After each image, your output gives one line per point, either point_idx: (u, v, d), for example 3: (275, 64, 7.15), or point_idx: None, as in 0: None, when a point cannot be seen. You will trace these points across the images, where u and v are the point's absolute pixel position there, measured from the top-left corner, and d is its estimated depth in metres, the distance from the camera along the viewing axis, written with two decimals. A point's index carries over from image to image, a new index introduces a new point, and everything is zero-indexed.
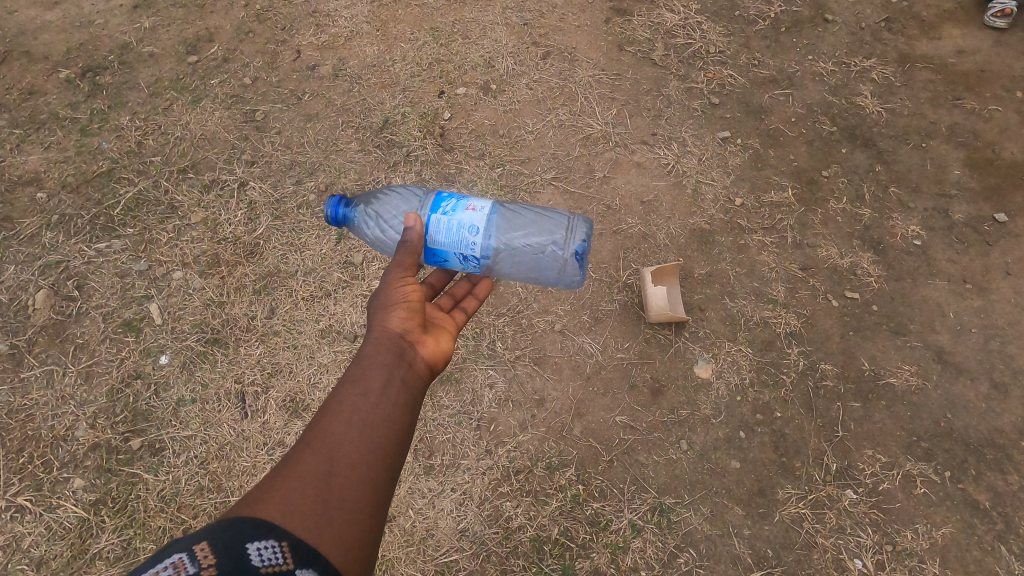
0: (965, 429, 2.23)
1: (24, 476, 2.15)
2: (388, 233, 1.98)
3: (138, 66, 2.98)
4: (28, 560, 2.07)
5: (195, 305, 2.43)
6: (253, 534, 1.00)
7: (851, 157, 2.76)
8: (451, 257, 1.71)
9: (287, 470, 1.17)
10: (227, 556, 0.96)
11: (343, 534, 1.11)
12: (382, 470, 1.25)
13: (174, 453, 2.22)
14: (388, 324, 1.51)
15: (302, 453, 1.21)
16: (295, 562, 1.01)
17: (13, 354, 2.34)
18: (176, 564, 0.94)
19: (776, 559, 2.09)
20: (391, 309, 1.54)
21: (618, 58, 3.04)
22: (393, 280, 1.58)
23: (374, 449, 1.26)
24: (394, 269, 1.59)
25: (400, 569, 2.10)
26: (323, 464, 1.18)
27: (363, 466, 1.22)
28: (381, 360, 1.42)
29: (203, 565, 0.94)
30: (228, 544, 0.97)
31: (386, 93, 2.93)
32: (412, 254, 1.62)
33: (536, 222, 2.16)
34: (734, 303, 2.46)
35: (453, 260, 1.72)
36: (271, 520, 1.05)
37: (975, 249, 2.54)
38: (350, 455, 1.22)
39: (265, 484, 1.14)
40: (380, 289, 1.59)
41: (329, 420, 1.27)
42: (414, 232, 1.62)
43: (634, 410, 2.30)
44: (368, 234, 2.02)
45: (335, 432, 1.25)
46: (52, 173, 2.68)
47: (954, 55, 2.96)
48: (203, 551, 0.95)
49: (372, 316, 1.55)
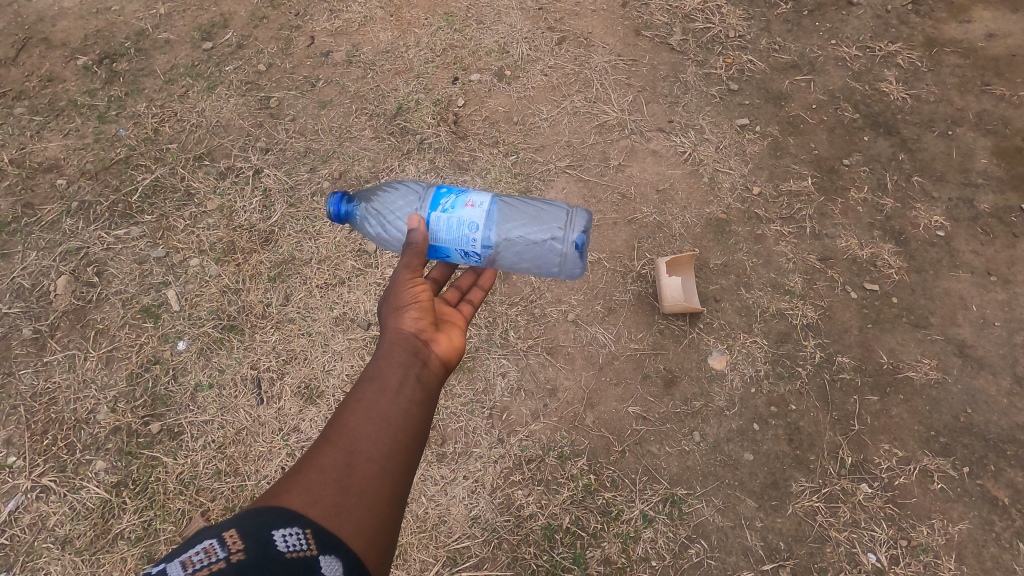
0: (985, 424, 2.19)
1: (48, 458, 2.21)
2: (388, 229, 1.98)
3: (154, 53, 2.99)
4: (53, 539, 2.12)
5: (212, 292, 2.46)
6: (278, 523, 1.02)
7: (874, 145, 2.69)
8: (452, 252, 1.71)
9: (309, 463, 1.18)
10: (253, 542, 0.96)
11: (363, 524, 1.12)
12: (400, 463, 1.26)
13: (192, 437, 2.26)
14: (400, 324, 1.52)
15: (323, 448, 1.22)
16: (318, 548, 1.02)
17: (36, 338, 2.38)
18: (207, 550, 0.95)
19: (789, 552, 2.08)
20: (403, 309, 1.55)
21: (635, 43, 2.99)
22: (402, 281, 1.59)
23: (392, 443, 1.27)
24: (402, 270, 1.59)
25: (412, 554, 2.12)
26: (343, 458, 1.19)
27: (381, 459, 1.23)
28: (395, 359, 1.42)
29: (232, 550, 0.94)
30: (255, 532, 0.99)
31: (400, 80, 2.91)
32: (419, 255, 1.62)
33: (534, 213, 2.15)
34: (750, 294, 2.43)
35: (454, 254, 1.71)
36: (295, 510, 1.06)
37: (1000, 241, 2.47)
38: (368, 449, 1.23)
39: (288, 478, 1.16)
40: (390, 290, 1.60)
41: (348, 416, 1.28)
42: (417, 233, 1.62)
43: (647, 401, 2.29)
44: (370, 231, 2.03)
45: (354, 427, 1.26)
46: (72, 160, 2.71)
47: (984, 39, 2.86)
48: (232, 537, 0.97)
49: (385, 318, 1.56)
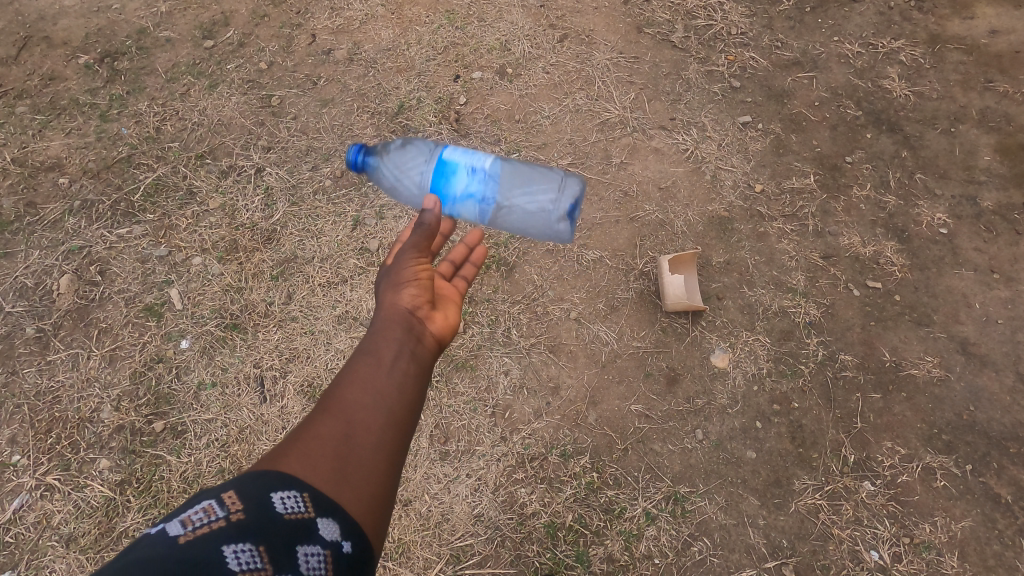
0: (988, 422, 2.19)
1: (52, 456, 2.21)
2: (403, 182, 2.24)
3: (156, 51, 2.99)
4: (57, 537, 2.12)
5: (215, 290, 2.47)
6: (276, 486, 1.03)
7: (876, 142, 2.69)
8: (464, 207, 2.13)
9: (306, 431, 1.18)
10: (252, 504, 0.99)
11: (361, 491, 1.13)
12: (396, 433, 1.26)
13: (195, 435, 2.26)
14: (395, 300, 1.51)
15: (320, 417, 1.22)
16: (315, 511, 1.04)
17: (40, 337, 2.39)
18: (207, 509, 0.97)
19: (791, 549, 2.08)
20: (402, 287, 1.53)
21: (637, 40, 2.98)
22: (403, 262, 1.58)
23: (388, 414, 1.27)
24: (406, 251, 1.60)
25: (416, 553, 2.11)
26: (340, 426, 1.20)
27: (377, 428, 1.23)
28: (391, 335, 1.42)
29: (232, 510, 0.97)
30: (253, 495, 1.00)
31: (401, 78, 2.91)
32: (424, 237, 1.63)
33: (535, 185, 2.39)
34: (753, 291, 2.43)
35: (465, 208, 2.13)
36: (292, 475, 1.07)
37: (1003, 238, 2.47)
38: (365, 419, 1.23)
39: (286, 444, 1.16)
40: (388, 268, 1.59)
41: (344, 387, 1.28)
42: (430, 217, 1.64)
43: (650, 399, 2.29)
44: (385, 181, 2.26)
45: (351, 397, 1.26)
46: (75, 159, 2.71)
47: (987, 35, 2.85)
48: (231, 498, 0.99)
49: (382, 295, 1.55)
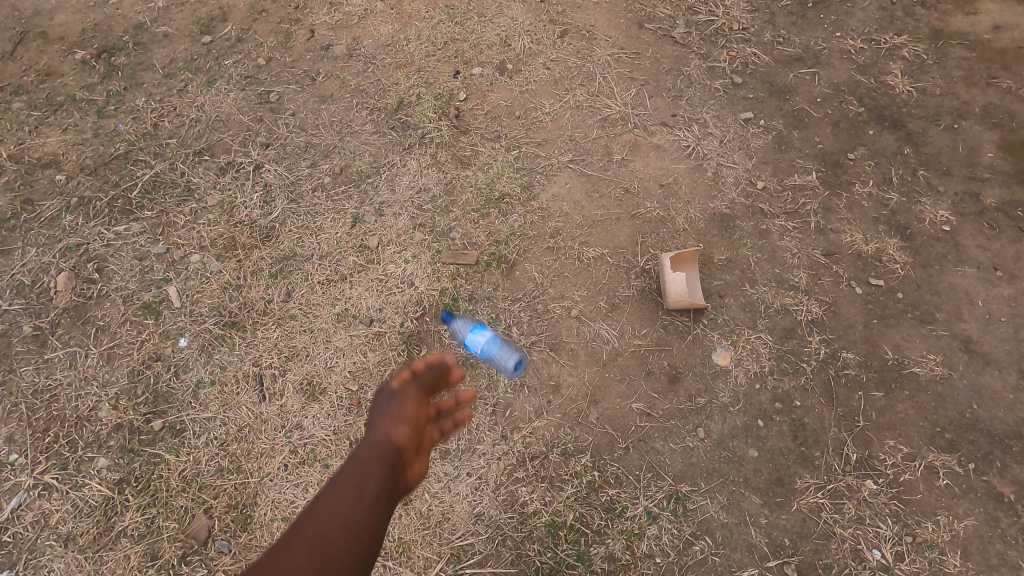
0: (990, 421, 2.18)
1: (51, 455, 2.20)
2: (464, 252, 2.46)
3: (153, 47, 2.97)
4: (56, 536, 2.11)
5: (213, 288, 2.45)
6: None
7: (879, 139, 2.67)
8: (478, 336, 2.24)
9: (277, 558, 1.21)
10: None
11: None
12: (363, 566, 1.26)
13: (194, 434, 2.24)
14: (389, 431, 1.48)
15: (293, 542, 1.24)
16: None
17: (37, 335, 2.37)
18: None
19: (793, 548, 2.07)
20: (394, 412, 1.53)
21: (637, 36, 2.97)
22: (399, 397, 1.57)
23: (359, 547, 1.26)
24: (403, 393, 1.58)
25: (417, 552, 2.10)
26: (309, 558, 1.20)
27: (347, 561, 1.23)
28: (374, 457, 1.43)
29: None
30: None
31: (401, 74, 2.89)
32: (424, 389, 1.62)
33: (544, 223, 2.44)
34: (755, 289, 2.42)
35: (479, 342, 2.23)
36: None
37: (1007, 235, 2.45)
38: (336, 548, 1.24)
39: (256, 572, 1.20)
40: (384, 395, 1.60)
41: (320, 512, 1.30)
42: (434, 369, 1.62)
43: (651, 397, 2.28)
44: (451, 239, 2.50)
45: (326, 523, 1.28)
46: (72, 155, 2.69)
47: (990, 31, 2.83)
48: None
49: (376, 413, 1.55)
